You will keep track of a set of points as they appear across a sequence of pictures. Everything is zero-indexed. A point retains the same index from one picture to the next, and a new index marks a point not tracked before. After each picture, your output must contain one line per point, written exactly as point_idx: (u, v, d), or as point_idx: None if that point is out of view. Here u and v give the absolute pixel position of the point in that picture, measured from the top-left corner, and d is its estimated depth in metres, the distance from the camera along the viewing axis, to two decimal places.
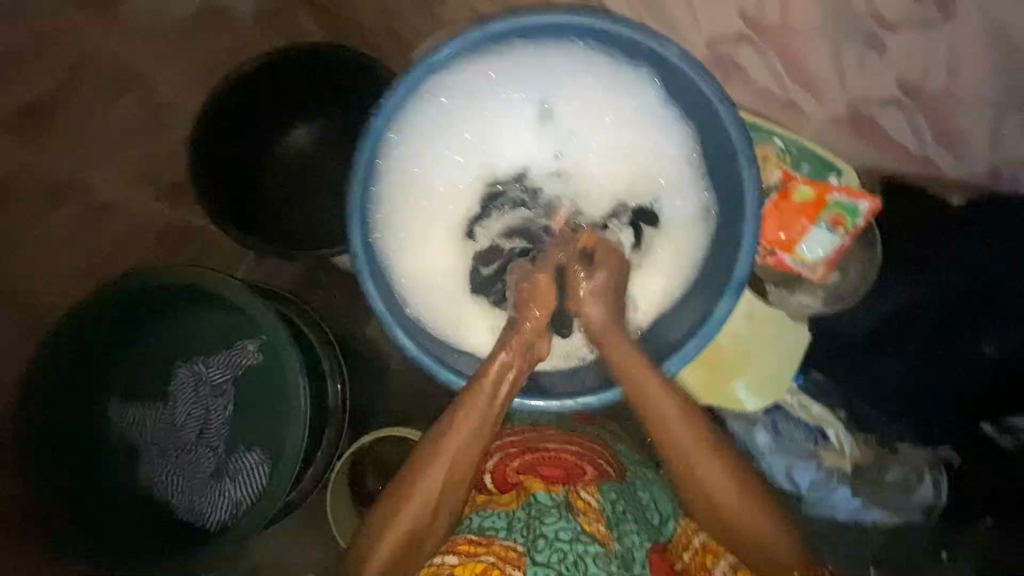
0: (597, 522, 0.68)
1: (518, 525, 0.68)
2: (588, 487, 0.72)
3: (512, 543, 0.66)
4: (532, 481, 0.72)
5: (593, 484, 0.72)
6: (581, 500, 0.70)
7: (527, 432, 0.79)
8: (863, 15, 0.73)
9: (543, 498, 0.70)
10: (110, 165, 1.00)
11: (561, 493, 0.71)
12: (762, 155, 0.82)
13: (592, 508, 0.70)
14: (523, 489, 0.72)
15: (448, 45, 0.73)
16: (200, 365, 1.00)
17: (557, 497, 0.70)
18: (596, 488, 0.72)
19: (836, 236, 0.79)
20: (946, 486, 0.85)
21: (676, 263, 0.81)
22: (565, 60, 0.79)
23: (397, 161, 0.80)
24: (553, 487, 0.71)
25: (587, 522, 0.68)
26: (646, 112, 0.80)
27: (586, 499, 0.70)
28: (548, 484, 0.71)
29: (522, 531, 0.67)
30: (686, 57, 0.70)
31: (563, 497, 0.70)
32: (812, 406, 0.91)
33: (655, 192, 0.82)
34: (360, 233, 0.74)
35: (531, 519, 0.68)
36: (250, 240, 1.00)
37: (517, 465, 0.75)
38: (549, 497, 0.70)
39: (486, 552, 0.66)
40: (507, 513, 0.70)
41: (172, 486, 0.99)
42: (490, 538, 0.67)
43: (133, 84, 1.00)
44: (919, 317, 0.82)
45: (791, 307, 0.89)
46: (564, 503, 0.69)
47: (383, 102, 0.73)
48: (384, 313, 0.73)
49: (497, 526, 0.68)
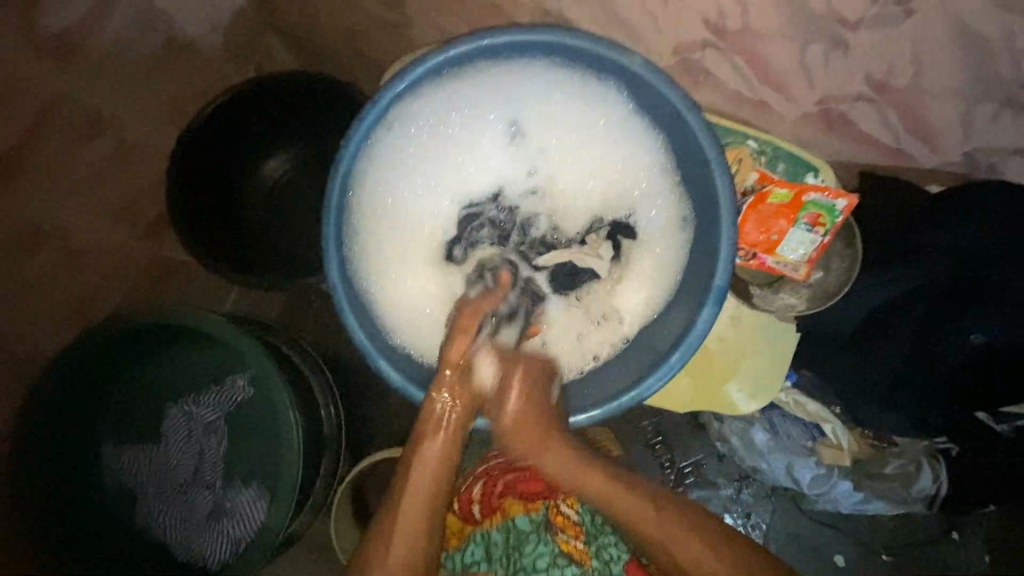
0: (575, 539, 0.76)
1: (498, 554, 0.76)
2: (566, 504, 0.79)
3: (494, 575, 0.75)
4: (512, 503, 0.79)
5: (572, 499, 0.79)
6: (560, 516, 0.78)
7: (508, 450, 0.84)
8: (824, 16, 0.68)
9: (522, 523, 0.77)
10: (88, 208, 1.00)
11: (539, 514, 0.78)
12: (737, 158, 0.83)
13: (571, 525, 0.77)
14: (503, 509, 0.79)
15: (412, 71, 0.73)
16: (191, 405, 1.02)
17: (536, 518, 0.77)
18: (575, 503, 0.79)
19: (815, 235, 0.78)
20: (946, 477, 0.89)
21: (658, 272, 0.81)
22: (531, 76, 0.79)
23: (372, 190, 0.80)
24: (531, 508, 0.78)
25: (565, 541, 0.76)
26: (616, 122, 0.80)
27: (563, 517, 0.78)
28: (528, 506, 0.78)
29: (500, 559, 0.76)
30: (650, 66, 0.70)
31: (541, 517, 0.77)
32: (808, 403, 0.93)
33: (631, 203, 0.83)
34: (337, 264, 0.74)
35: (510, 545, 0.76)
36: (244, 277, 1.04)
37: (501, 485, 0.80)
38: (527, 522, 0.77)
39: None
40: (486, 538, 0.78)
41: (170, 527, 1.00)
42: (474, 575, 0.75)
43: (107, 127, 1.00)
44: (909, 311, 0.81)
45: (777, 309, 0.86)
46: (543, 523, 0.77)
47: (350, 133, 0.73)
48: (366, 343, 0.74)
49: (477, 559, 0.77)
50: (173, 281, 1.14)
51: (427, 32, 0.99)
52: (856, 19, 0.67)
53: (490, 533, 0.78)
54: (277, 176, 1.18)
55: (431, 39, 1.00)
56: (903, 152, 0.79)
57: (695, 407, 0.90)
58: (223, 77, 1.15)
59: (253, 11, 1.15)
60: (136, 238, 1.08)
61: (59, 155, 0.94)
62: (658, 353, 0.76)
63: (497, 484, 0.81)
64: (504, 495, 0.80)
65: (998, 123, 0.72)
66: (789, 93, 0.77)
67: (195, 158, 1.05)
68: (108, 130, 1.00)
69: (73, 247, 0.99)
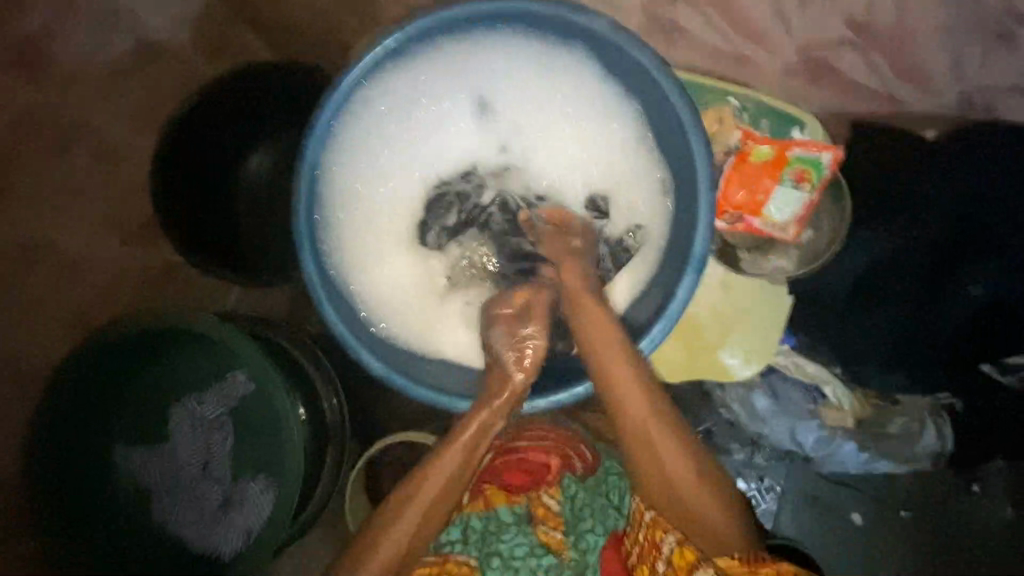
0: (554, 530, 0.75)
1: (474, 538, 0.76)
2: (550, 491, 0.78)
3: (467, 559, 0.75)
4: (493, 493, 0.78)
5: (554, 488, 0.79)
6: (541, 509, 0.77)
7: (500, 435, 0.84)
8: None
9: (502, 514, 0.76)
10: (76, 216, 1.02)
11: (521, 504, 0.77)
12: (717, 118, 0.78)
13: (551, 514, 0.77)
14: (483, 498, 0.78)
15: (372, 53, 0.72)
16: (193, 403, 1.03)
17: (517, 511, 0.77)
18: (556, 492, 0.78)
19: (802, 193, 0.76)
20: (948, 430, 0.85)
21: (642, 243, 0.79)
22: (495, 49, 0.78)
23: (343, 178, 0.79)
24: (513, 499, 0.78)
25: (544, 532, 0.75)
26: (586, 91, 0.78)
27: (545, 507, 0.77)
28: (510, 497, 0.78)
29: (476, 544, 0.76)
30: (615, 27, 0.68)
31: (523, 508, 0.77)
32: (806, 364, 0.87)
33: (608, 174, 0.81)
34: (313, 259, 0.74)
35: (487, 532, 0.75)
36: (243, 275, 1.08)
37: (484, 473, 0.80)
38: (509, 513, 0.76)
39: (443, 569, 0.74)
40: (463, 522, 0.77)
41: (185, 522, 1.03)
42: (447, 557, 0.75)
43: (85, 134, 1.02)
44: (907, 267, 0.78)
45: (767, 272, 0.84)
46: (524, 516, 0.76)
47: (314, 120, 0.72)
48: (345, 334, 0.73)
49: (455, 540, 0.76)
50: None
51: None
52: None
53: (470, 520, 0.77)
54: (262, 175, 1.11)
55: None
56: None
57: (687, 377, 0.88)
58: None
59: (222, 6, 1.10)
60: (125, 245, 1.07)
61: None
62: (642, 325, 0.76)
63: (479, 470, 0.81)
64: (486, 483, 0.79)
65: None
66: None
67: (177, 157, 1.05)
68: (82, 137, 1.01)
69: None
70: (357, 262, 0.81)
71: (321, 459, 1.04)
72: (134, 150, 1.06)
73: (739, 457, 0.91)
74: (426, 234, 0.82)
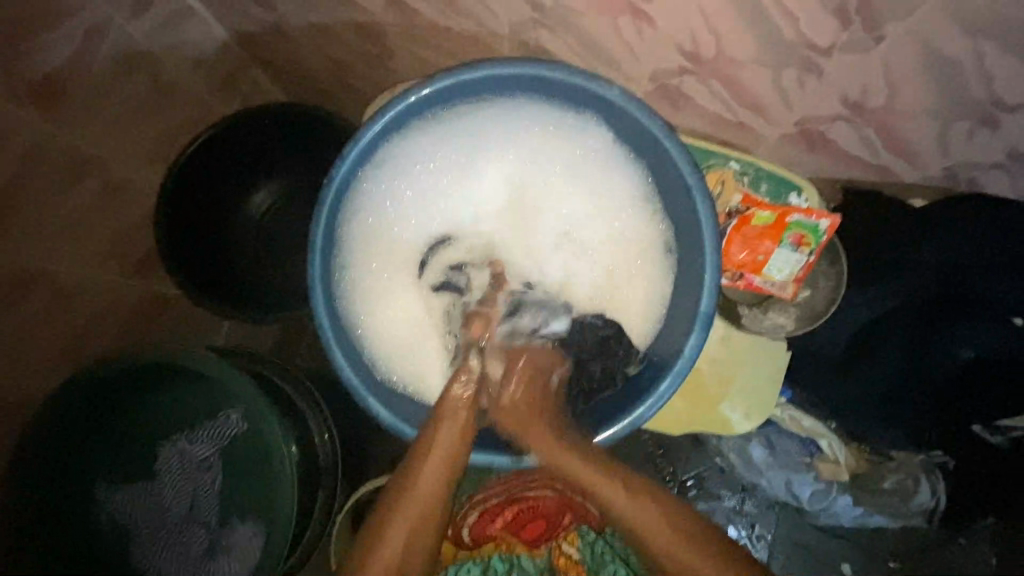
0: None
1: None
2: (568, 539, 0.87)
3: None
4: (515, 542, 0.87)
5: (572, 535, 0.87)
6: (563, 558, 0.86)
7: (509, 482, 0.88)
8: (795, 43, 0.65)
9: (527, 563, 0.86)
10: (78, 251, 0.99)
11: (543, 557, 0.86)
12: (719, 180, 0.83)
13: (572, 562, 0.86)
14: (504, 543, 0.86)
15: (389, 111, 0.75)
16: (184, 442, 1.00)
17: (540, 562, 0.86)
18: (574, 539, 0.87)
19: (800, 255, 0.79)
20: (942, 488, 0.88)
21: (646, 299, 0.83)
22: (507, 110, 0.81)
23: (357, 227, 0.82)
24: (535, 551, 0.86)
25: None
26: (595, 153, 0.82)
27: (566, 556, 0.86)
28: (532, 549, 0.86)
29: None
30: (625, 95, 0.72)
31: (546, 560, 0.86)
32: (803, 418, 0.92)
33: (612, 231, 0.84)
34: (325, 307, 0.75)
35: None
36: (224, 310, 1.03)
37: (502, 523, 0.87)
38: (532, 564, 0.85)
39: None
40: (486, 562, 0.85)
41: (165, 569, 0.98)
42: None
43: (91, 169, 0.98)
44: (896, 326, 0.81)
45: (766, 328, 0.86)
46: (547, 567, 0.86)
47: (333, 172, 0.75)
48: (352, 381, 0.75)
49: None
50: (175, 310, 1.16)
51: (408, 61, 0.99)
52: (827, 45, 0.64)
53: (492, 560, 0.85)
54: (265, 209, 1.16)
55: (413, 67, 1.00)
56: (883, 167, 0.78)
57: (692, 426, 0.90)
58: (208, 110, 1.15)
59: (237, 47, 1.14)
60: (125, 277, 1.07)
61: (46, 200, 0.93)
62: (650, 380, 0.77)
63: (496, 517, 0.87)
64: (502, 529, 0.87)
65: (974, 140, 0.70)
66: (768, 115, 0.76)
67: (185, 192, 1.05)
68: (92, 173, 0.99)
69: (62, 287, 0.97)
70: (365, 308, 0.83)
71: (314, 501, 1.01)
72: (146, 185, 1.08)
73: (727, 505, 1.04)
74: (439, 283, 0.85)
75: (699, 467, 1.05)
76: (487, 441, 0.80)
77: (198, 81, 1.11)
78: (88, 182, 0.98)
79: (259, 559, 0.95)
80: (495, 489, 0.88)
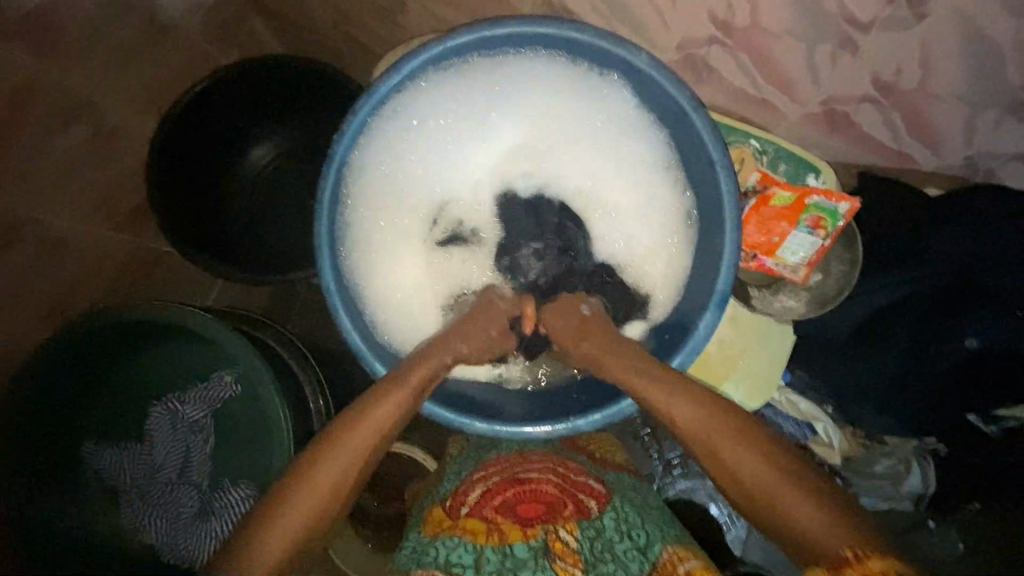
0: (573, 566, 0.67)
1: (488, 569, 0.67)
2: (566, 525, 0.71)
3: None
4: (509, 527, 0.71)
5: (571, 523, 0.72)
6: (558, 542, 0.69)
7: (510, 462, 0.79)
8: (834, 17, 0.64)
9: (519, 549, 0.68)
10: (65, 199, 0.94)
11: (539, 537, 0.70)
12: (739, 157, 0.81)
13: (568, 550, 0.68)
14: (497, 531, 0.70)
15: (407, 64, 0.72)
16: (175, 402, 0.98)
17: (534, 545, 0.69)
18: (574, 528, 0.71)
19: (816, 238, 0.78)
20: (934, 476, 0.86)
21: (665, 280, 0.83)
22: (527, 72, 0.79)
23: (366, 183, 0.81)
24: (529, 534, 0.70)
25: (564, 568, 0.67)
26: (614, 122, 0.81)
27: (563, 541, 0.69)
28: (525, 531, 0.70)
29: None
30: (655, 63, 0.69)
31: (541, 541, 0.69)
32: (799, 402, 0.93)
33: (617, 203, 0.85)
34: (332, 264, 0.74)
35: (504, 569, 0.66)
36: (219, 269, 0.97)
37: (499, 503, 0.73)
38: (525, 548, 0.68)
39: None
40: (476, 546, 0.68)
41: (157, 529, 0.98)
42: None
43: (83, 113, 0.93)
44: (901, 312, 0.82)
45: (775, 310, 0.86)
46: (542, 549, 0.68)
47: (346, 126, 0.73)
48: (361, 345, 0.75)
49: (464, 564, 0.67)
50: (156, 273, 1.10)
51: (420, 18, 0.94)
52: (868, 20, 0.63)
53: (485, 549, 0.68)
54: (266, 164, 1.13)
55: (427, 24, 0.94)
56: (905, 154, 0.77)
57: None
58: (204, 60, 1.09)
59: None
60: (115, 230, 1.02)
61: (31, 143, 0.88)
62: (666, 350, 0.78)
63: (494, 497, 0.74)
64: (500, 514, 0.72)
65: (1001, 128, 0.69)
66: (793, 94, 0.74)
67: (181, 141, 1.00)
68: (83, 118, 0.94)
69: (49, 237, 0.93)
70: (371, 262, 0.83)
71: None
72: (139, 134, 1.03)
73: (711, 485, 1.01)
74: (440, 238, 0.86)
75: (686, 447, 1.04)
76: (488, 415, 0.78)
77: (195, 27, 1.05)
78: (79, 128, 0.93)
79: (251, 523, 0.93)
80: (496, 468, 0.78)
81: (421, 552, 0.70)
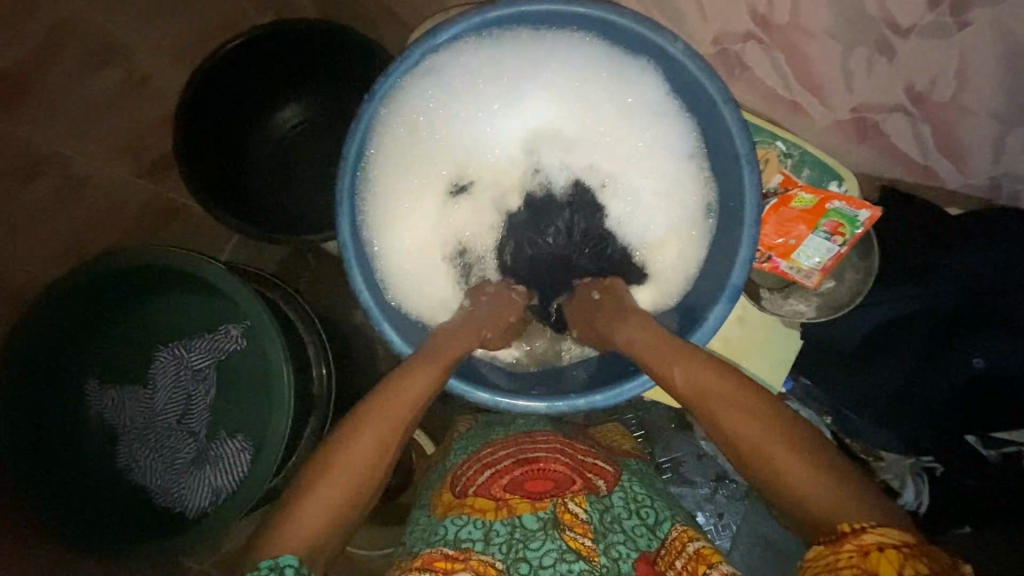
0: (583, 536, 0.68)
1: (498, 541, 0.68)
2: (575, 498, 0.72)
3: (489, 559, 0.66)
4: (518, 502, 0.72)
5: (580, 496, 0.73)
6: (567, 514, 0.70)
7: (518, 438, 0.80)
8: (874, 20, 0.64)
9: (529, 521, 0.69)
10: (91, 138, 0.95)
11: (548, 509, 0.71)
12: (763, 158, 0.81)
13: (578, 521, 0.70)
14: (506, 506, 0.72)
15: (444, 30, 0.72)
16: (181, 349, 0.99)
17: (543, 516, 0.70)
18: (583, 500, 0.72)
19: (833, 244, 0.78)
20: (926, 493, 0.83)
21: (678, 267, 0.84)
22: (560, 51, 0.79)
23: (393, 146, 0.82)
24: (538, 506, 0.72)
25: (573, 538, 0.68)
26: (639, 109, 0.82)
27: (572, 512, 0.71)
28: (534, 504, 0.72)
29: (500, 548, 0.67)
30: (691, 52, 0.69)
31: (550, 513, 0.71)
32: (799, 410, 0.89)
33: (632, 190, 0.86)
34: (350, 220, 0.75)
35: (514, 541, 0.68)
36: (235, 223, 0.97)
37: (509, 481, 0.75)
38: (534, 520, 0.70)
39: (463, 567, 0.64)
40: (485, 522, 0.70)
41: (151, 471, 0.99)
42: (467, 553, 0.66)
43: (118, 55, 0.94)
44: (911, 328, 0.82)
45: (784, 314, 0.85)
46: (550, 521, 0.70)
47: (377, 85, 0.73)
48: (371, 306, 0.76)
49: (475, 538, 0.68)
50: (173, 223, 1.11)
51: None
52: (908, 26, 0.63)
53: (494, 523, 0.70)
54: (291, 127, 1.14)
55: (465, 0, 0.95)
56: (931, 170, 0.77)
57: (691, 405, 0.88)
58: (240, 16, 1.09)
59: None
60: (137, 176, 1.04)
61: (65, 79, 0.89)
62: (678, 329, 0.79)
63: (502, 475, 0.76)
64: (508, 489, 0.74)
65: None
66: (824, 98, 0.74)
67: (212, 93, 1.00)
68: (117, 60, 0.95)
69: (74, 174, 0.95)
70: (385, 224, 0.83)
71: (304, 427, 0.97)
72: (171, 84, 1.04)
73: (701, 491, 1.01)
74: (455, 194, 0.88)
75: (677, 451, 1.03)
76: (489, 387, 0.78)
77: None
78: (113, 70, 0.94)
79: (245, 474, 0.95)
80: (502, 444, 0.79)
81: (429, 531, 0.71)
